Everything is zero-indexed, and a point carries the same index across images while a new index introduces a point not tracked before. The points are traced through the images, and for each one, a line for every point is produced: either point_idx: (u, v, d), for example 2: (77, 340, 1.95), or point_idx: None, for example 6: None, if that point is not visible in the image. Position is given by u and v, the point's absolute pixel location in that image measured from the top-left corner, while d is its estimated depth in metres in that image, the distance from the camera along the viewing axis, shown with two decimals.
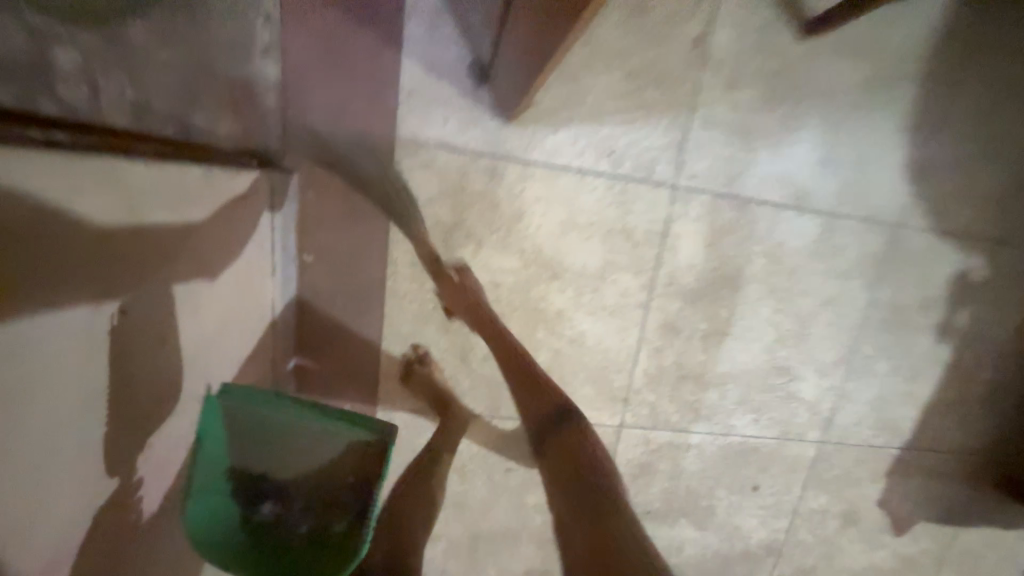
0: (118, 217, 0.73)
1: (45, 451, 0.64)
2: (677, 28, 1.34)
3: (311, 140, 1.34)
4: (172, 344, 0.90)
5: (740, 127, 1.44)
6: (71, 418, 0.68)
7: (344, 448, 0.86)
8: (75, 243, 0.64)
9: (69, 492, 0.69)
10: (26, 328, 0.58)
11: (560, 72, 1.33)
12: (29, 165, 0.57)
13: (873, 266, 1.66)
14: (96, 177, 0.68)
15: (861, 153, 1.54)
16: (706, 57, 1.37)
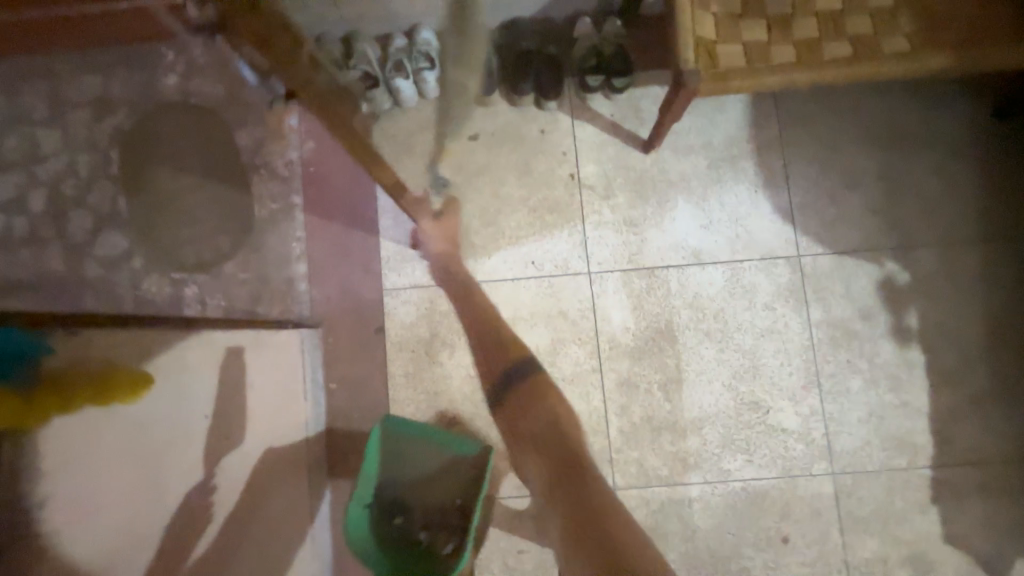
0: None
1: None
2: (555, 172, 1.96)
3: (326, 302, 1.92)
4: None
5: (625, 220, 1.93)
6: None
7: (455, 484, 1.73)
8: None
9: None
10: None
11: (483, 220, 1.95)
12: None
13: (793, 293, 1.88)
14: None
15: (736, 211, 1.93)
16: (582, 184, 1.95)
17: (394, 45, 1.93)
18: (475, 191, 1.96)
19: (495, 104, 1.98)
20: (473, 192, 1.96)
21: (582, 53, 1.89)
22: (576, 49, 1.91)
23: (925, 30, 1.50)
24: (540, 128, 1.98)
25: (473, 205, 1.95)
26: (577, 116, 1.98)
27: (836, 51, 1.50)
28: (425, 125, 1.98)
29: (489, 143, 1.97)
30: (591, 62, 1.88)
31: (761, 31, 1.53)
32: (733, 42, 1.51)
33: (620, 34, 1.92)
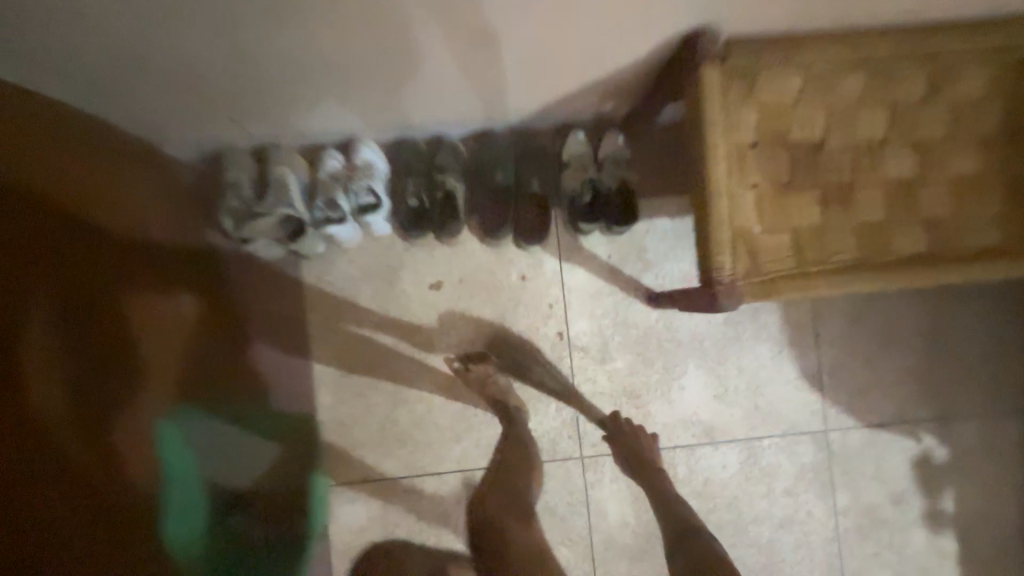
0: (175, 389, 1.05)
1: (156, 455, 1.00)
2: (540, 329, 1.57)
3: None
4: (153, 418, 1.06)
5: (624, 390, 1.58)
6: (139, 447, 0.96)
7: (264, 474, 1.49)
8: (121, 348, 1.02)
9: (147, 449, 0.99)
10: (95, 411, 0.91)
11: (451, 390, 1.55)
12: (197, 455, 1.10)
13: (819, 476, 1.60)
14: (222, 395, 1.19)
15: (755, 374, 1.60)
16: (573, 344, 1.57)
17: (325, 169, 1.47)
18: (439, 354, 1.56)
19: (464, 241, 1.56)
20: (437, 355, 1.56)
21: (577, 188, 1.47)
22: (568, 181, 1.48)
23: (1022, 214, 1.16)
24: (521, 273, 1.57)
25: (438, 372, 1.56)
26: (567, 258, 1.57)
27: (907, 242, 1.15)
28: (376, 269, 1.55)
29: (456, 292, 1.55)
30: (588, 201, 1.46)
31: (816, 208, 1.16)
32: (779, 228, 1.13)
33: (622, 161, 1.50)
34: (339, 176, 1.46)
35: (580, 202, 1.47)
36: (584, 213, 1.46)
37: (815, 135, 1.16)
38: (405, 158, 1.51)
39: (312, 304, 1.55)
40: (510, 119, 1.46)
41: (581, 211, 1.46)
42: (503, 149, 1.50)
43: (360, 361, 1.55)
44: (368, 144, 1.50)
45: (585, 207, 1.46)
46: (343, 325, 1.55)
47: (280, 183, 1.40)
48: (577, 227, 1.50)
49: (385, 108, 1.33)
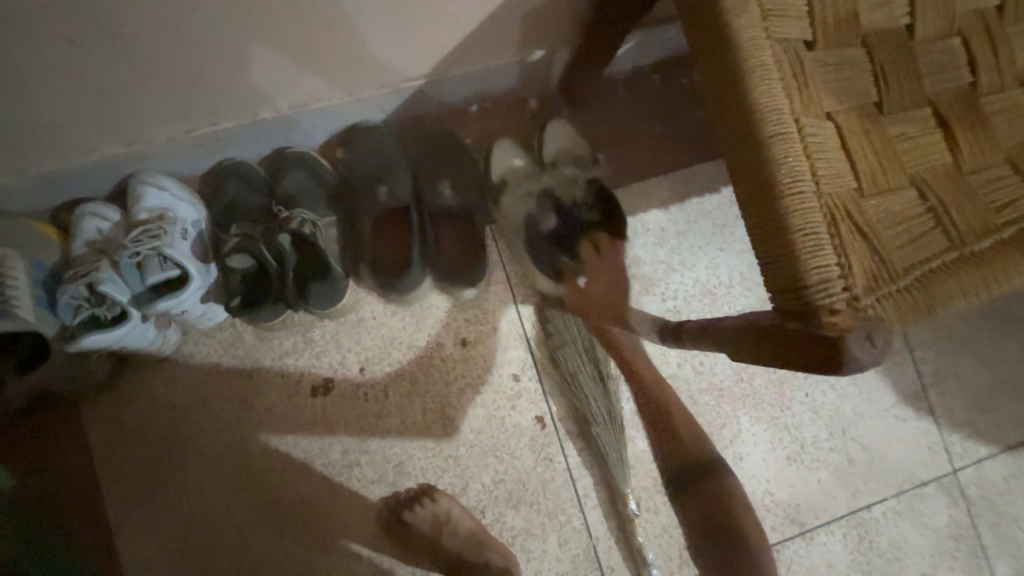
0: (195, 501, 0.91)
1: (235, 540, 0.91)
2: (508, 418, 0.98)
3: None
4: (190, 535, 0.90)
5: (656, 485, 0.99)
6: (224, 533, 0.91)
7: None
8: (102, 481, 0.90)
9: (207, 526, 0.90)
10: (177, 512, 0.90)
11: (383, 557, 0.93)
12: (189, 492, 0.91)
13: (963, 543, 1.06)
14: (197, 483, 0.91)
15: (837, 411, 1.07)
16: (564, 432, 0.98)
17: (83, 237, 0.85)
18: (350, 503, 0.93)
19: (356, 307, 0.96)
20: (346, 505, 0.93)
21: (533, 209, 0.96)
22: (514, 201, 0.97)
23: None
24: (459, 338, 0.99)
25: (354, 531, 0.93)
26: (524, 298, 1.01)
27: None
28: (218, 382, 0.93)
29: (361, 392, 0.95)
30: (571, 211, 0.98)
31: (938, 134, 0.64)
32: (897, 180, 0.60)
33: (553, 129, 1.00)
34: (109, 244, 0.85)
35: (540, 229, 0.96)
36: (541, 249, 0.96)
37: (903, 12, 0.65)
38: (229, 193, 0.91)
39: (115, 462, 0.90)
40: (386, 99, 0.91)
41: (585, 225, 0.98)
42: (386, 148, 0.94)
43: (216, 546, 0.90)
44: (154, 180, 0.88)
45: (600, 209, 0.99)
46: (179, 486, 0.91)
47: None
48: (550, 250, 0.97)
49: (145, 100, 0.76)
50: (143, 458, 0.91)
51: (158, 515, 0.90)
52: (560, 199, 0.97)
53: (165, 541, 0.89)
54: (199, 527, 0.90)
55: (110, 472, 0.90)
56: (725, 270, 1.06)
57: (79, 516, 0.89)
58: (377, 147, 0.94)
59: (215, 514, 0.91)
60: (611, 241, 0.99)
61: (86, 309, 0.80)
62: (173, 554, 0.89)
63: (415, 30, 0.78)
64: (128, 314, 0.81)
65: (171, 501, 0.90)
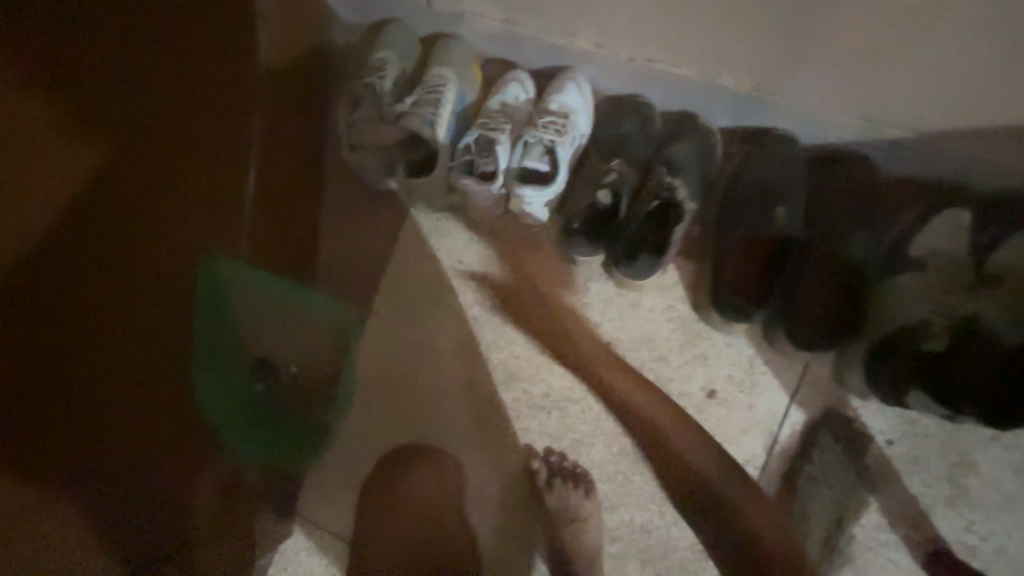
0: (428, 345, 0.98)
1: (433, 397, 0.97)
2: (700, 490, 0.89)
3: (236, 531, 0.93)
4: (407, 367, 0.98)
5: None
6: (431, 387, 0.98)
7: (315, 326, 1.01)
8: (381, 279, 1.00)
9: (423, 368, 0.98)
10: (411, 343, 0.99)
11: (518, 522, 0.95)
12: (428, 335, 0.98)
13: None
14: (438, 333, 0.98)
15: None
16: (740, 548, 0.86)
17: (502, 97, 0.95)
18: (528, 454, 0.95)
19: (643, 290, 0.92)
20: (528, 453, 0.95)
21: (928, 320, 0.72)
22: (909, 295, 0.74)
23: None
24: (709, 386, 0.89)
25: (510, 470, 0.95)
26: (807, 404, 0.85)
27: None
28: (494, 267, 0.99)
29: (591, 366, 0.94)
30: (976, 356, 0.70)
31: None
32: None
33: None
34: (514, 115, 0.94)
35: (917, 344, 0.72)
36: (908, 369, 0.73)
37: None
38: (623, 126, 0.91)
39: (396, 271, 1.00)
40: (842, 128, 0.79)
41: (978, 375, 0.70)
42: (791, 172, 0.83)
43: (400, 399, 0.98)
44: (579, 82, 0.92)
45: None
46: (426, 322, 0.99)
47: (428, 88, 0.92)
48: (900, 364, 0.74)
49: (655, 15, 0.76)
50: (417, 282, 0.99)
51: (398, 333, 0.99)
52: (978, 334, 0.69)
53: (391, 357, 0.99)
54: (416, 365, 0.98)
55: (391, 275, 1.00)
56: None
57: (354, 291, 1.00)
58: (784, 168, 0.83)
59: (433, 365, 0.98)
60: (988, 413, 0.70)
61: (471, 156, 0.92)
62: (389, 371, 0.98)
63: (984, 73, 0.64)
64: (496, 179, 0.90)
65: (413, 330, 0.99)
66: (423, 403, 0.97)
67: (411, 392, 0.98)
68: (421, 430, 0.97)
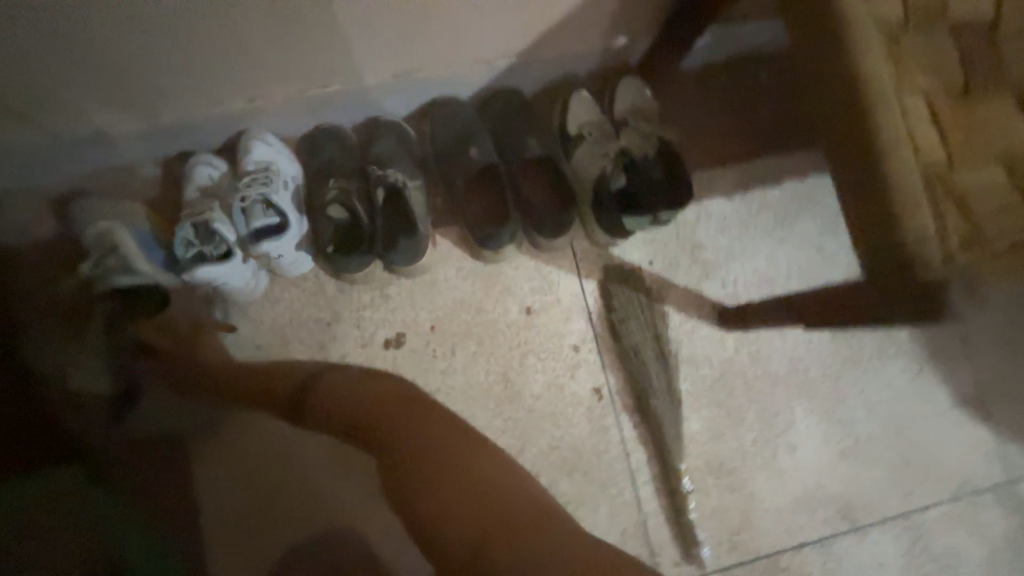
0: (261, 445, 0.96)
1: (302, 480, 0.96)
2: (566, 386, 1.01)
3: None
4: (258, 477, 0.95)
5: (709, 466, 1.00)
6: (294, 475, 0.96)
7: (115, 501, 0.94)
8: (180, 422, 0.95)
9: (272, 465, 0.96)
10: (242, 454, 0.96)
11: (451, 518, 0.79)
12: (254, 439, 0.96)
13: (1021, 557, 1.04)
14: (262, 432, 0.96)
15: (891, 411, 1.06)
16: (620, 405, 1.00)
17: (196, 183, 0.93)
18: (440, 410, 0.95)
19: (431, 269, 1.01)
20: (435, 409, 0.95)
21: (605, 168, 0.96)
22: (584, 162, 0.98)
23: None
24: (523, 306, 1.02)
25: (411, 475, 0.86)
26: (589, 272, 1.04)
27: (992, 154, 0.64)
28: (297, 330, 0.98)
29: (430, 352, 1.00)
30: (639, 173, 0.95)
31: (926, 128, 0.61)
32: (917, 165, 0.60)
33: (628, 87, 1.02)
34: (214, 193, 0.92)
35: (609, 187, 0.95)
36: (614, 204, 0.94)
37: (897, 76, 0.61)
38: (323, 154, 0.98)
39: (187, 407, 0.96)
40: (478, 75, 0.98)
41: (649, 182, 0.95)
42: (466, 119, 1.00)
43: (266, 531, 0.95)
44: (260, 135, 0.95)
45: (665, 160, 0.97)
46: (248, 430, 0.96)
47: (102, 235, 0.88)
48: (613, 202, 0.94)
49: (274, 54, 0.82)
50: (212, 400, 0.96)
51: (227, 456, 0.95)
52: (634, 156, 0.95)
53: (227, 479, 0.95)
54: (266, 470, 0.95)
55: (185, 411, 0.95)
56: (785, 261, 1.08)
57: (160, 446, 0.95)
58: (461, 120, 1.00)
59: (279, 458, 0.96)
60: (676, 197, 0.95)
61: (194, 248, 0.87)
62: (244, 491, 0.95)
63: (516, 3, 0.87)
64: (232, 253, 0.86)
65: (240, 445, 0.96)
66: (298, 487, 0.96)
67: (276, 492, 0.95)
68: (312, 508, 0.95)
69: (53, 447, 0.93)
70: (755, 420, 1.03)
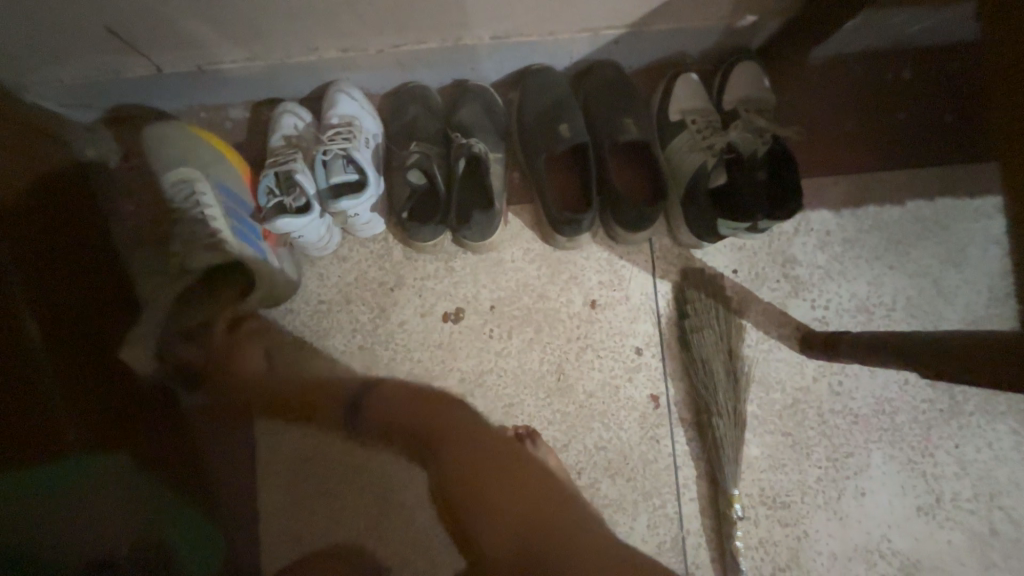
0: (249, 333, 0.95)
1: (301, 373, 0.96)
2: (622, 388, 0.96)
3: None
4: (251, 370, 0.94)
5: (763, 497, 0.94)
6: (288, 367, 0.96)
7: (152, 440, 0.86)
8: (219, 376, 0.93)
9: (263, 356, 0.96)
10: (226, 348, 0.93)
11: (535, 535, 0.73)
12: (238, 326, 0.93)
13: None
14: (247, 319, 0.95)
15: (986, 475, 0.95)
16: (676, 417, 0.95)
17: (281, 132, 0.92)
18: (478, 437, 0.81)
19: (499, 246, 0.98)
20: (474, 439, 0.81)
21: (706, 161, 0.86)
22: (683, 152, 0.89)
23: None
24: (589, 299, 0.97)
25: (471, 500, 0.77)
26: (665, 272, 0.97)
27: None
28: (360, 290, 0.98)
29: (484, 332, 0.97)
30: (744, 170, 0.85)
31: None
32: None
33: (744, 73, 0.91)
34: (298, 144, 0.92)
35: (707, 184, 0.86)
36: (710, 204, 0.86)
37: None
38: (406, 113, 0.94)
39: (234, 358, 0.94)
40: (579, 44, 0.90)
41: (754, 181, 0.86)
42: (559, 92, 0.93)
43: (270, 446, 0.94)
44: (347, 88, 0.93)
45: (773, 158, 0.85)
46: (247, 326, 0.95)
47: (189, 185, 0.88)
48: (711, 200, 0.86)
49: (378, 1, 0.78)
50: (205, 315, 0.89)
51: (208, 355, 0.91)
52: (741, 151, 0.86)
53: (267, 436, 0.94)
54: (262, 368, 0.95)
55: (222, 360, 0.93)
56: (891, 291, 0.96)
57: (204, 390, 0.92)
58: (554, 92, 0.93)
59: (270, 352, 0.96)
60: (787, 200, 0.84)
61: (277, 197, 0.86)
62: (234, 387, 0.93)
63: None
64: (312, 206, 0.86)
65: (222, 334, 0.92)
66: (293, 378, 0.96)
67: (271, 388, 0.95)
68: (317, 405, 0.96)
69: (96, 370, 0.83)
70: (823, 457, 0.95)
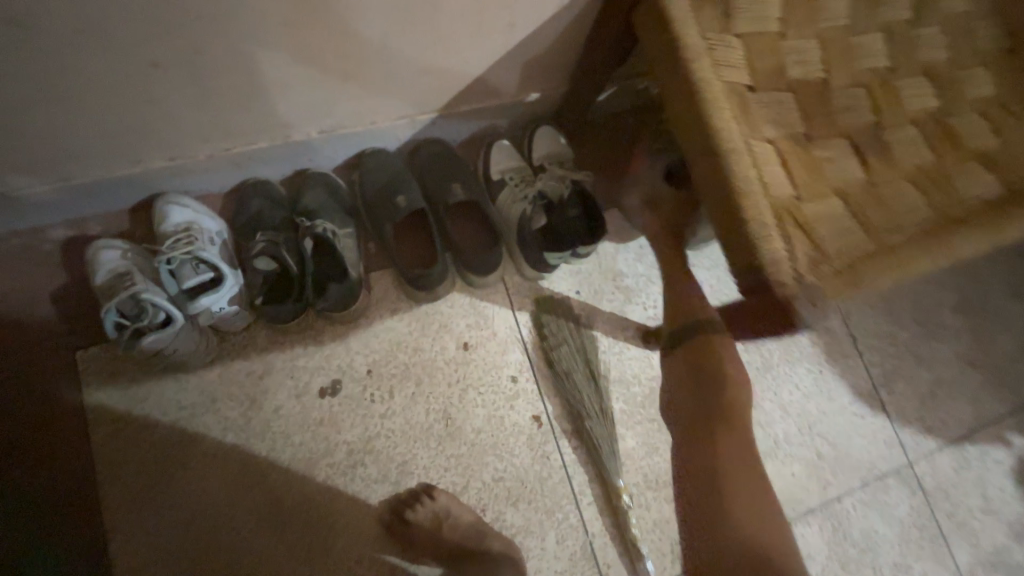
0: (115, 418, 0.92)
1: (173, 472, 0.91)
2: (505, 416, 1.04)
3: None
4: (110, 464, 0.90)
5: (647, 481, 1.06)
6: (156, 463, 0.91)
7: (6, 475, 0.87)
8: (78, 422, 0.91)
9: (127, 451, 0.91)
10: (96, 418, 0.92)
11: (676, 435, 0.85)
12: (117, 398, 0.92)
13: (925, 534, 1.16)
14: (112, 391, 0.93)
15: (802, 411, 1.18)
16: (559, 430, 1.05)
17: (104, 268, 0.89)
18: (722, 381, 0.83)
19: (365, 313, 1.03)
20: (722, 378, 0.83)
21: (526, 210, 1.03)
22: (508, 204, 1.05)
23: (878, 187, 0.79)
24: (460, 342, 1.06)
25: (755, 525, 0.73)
26: (522, 305, 1.10)
27: (831, 212, 0.74)
28: (227, 386, 0.96)
29: (370, 399, 0.99)
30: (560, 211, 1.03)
31: (776, 165, 0.74)
32: (761, 189, 0.71)
33: (543, 135, 1.12)
34: (132, 266, 0.90)
35: (530, 227, 1.03)
36: (535, 243, 1.02)
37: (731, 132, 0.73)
38: (250, 208, 0.99)
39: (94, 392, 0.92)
40: (400, 128, 1.03)
41: (569, 217, 1.03)
42: (392, 168, 1.05)
43: (145, 539, 0.88)
44: (176, 199, 0.95)
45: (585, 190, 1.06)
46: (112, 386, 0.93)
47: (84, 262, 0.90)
48: (534, 241, 1.02)
49: (194, 117, 0.84)
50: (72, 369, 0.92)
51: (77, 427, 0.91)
52: (550, 197, 1.05)
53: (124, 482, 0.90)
54: (122, 455, 0.91)
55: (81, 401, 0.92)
56: (698, 282, 1.18)
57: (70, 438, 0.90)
58: (389, 170, 1.05)
59: (135, 443, 0.91)
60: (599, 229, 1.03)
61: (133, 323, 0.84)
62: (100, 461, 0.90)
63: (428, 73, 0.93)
64: (174, 317, 0.85)
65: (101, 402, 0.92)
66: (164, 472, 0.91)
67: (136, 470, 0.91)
68: (185, 491, 0.91)
69: None
70: None
